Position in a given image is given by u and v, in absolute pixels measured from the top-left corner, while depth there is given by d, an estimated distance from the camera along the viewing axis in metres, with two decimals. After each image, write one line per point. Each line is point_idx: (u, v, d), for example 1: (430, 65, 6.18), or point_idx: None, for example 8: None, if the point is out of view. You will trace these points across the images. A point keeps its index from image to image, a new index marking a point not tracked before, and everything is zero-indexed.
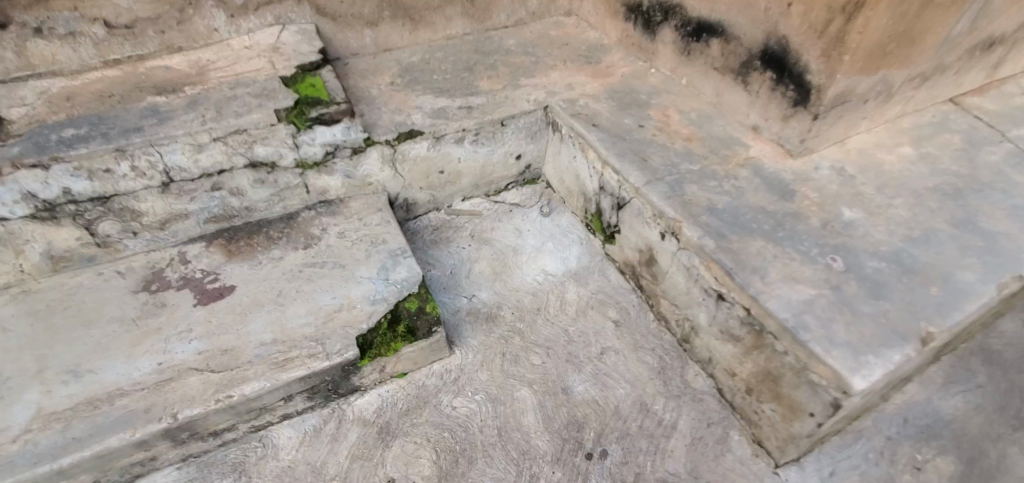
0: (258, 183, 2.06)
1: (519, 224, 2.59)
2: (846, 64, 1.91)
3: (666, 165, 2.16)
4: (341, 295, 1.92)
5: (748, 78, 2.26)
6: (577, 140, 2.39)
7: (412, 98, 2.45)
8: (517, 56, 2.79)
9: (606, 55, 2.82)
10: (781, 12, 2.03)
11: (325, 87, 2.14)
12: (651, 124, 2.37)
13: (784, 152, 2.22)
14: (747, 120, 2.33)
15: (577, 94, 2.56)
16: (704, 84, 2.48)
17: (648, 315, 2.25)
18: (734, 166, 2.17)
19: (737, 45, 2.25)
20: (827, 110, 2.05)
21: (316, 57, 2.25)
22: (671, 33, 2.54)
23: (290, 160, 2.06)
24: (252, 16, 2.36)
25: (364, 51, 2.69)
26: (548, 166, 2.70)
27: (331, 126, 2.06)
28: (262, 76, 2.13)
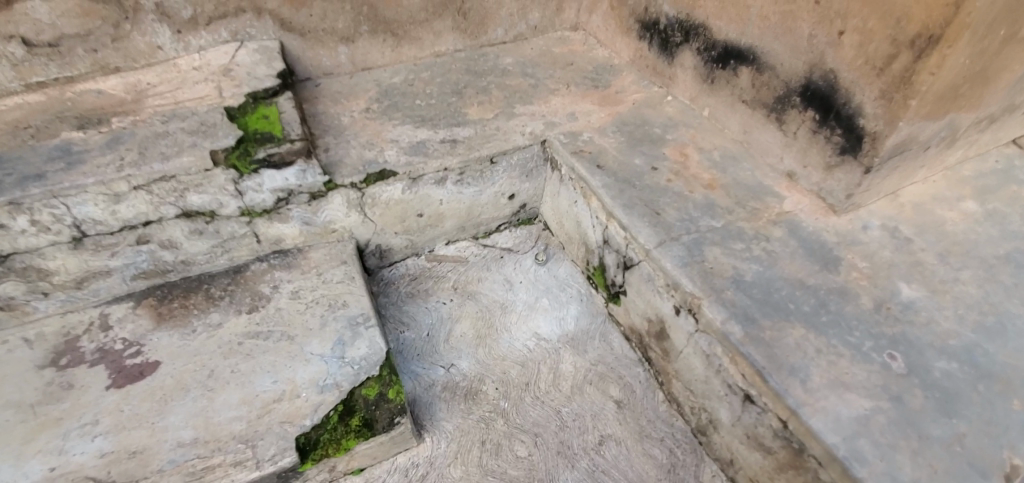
0: (195, 234, 1.75)
1: (510, 275, 2.24)
2: (912, 110, 1.54)
3: (683, 220, 1.80)
4: (284, 378, 1.59)
5: (784, 116, 1.89)
6: (577, 183, 2.04)
7: (387, 128, 2.11)
8: (513, 77, 2.43)
9: (615, 77, 2.46)
10: (830, 42, 1.67)
11: (279, 120, 1.80)
12: (666, 166, 2.01)
13: (826, 206, 1.84)
14: (780, 164, 1.96)
15: (580, 125, 2.20)
16: (729, 118, 2.12)
17: (656, 396, 1.90)
18: (764, 222, 1.80)
19: (771, 76, 1.89)
20: (882, 163, 1.67)
21: (273, 82, 1.91)
22: (692, 57, 2.18)
23: (232, 208, 1.74)
24: (203, 31, 2.04)
25: (339, 70, 2.35)
26: (545, 205, 2.34)
27: (282, 169, 1.73)
28: (205, 105, 1.80)
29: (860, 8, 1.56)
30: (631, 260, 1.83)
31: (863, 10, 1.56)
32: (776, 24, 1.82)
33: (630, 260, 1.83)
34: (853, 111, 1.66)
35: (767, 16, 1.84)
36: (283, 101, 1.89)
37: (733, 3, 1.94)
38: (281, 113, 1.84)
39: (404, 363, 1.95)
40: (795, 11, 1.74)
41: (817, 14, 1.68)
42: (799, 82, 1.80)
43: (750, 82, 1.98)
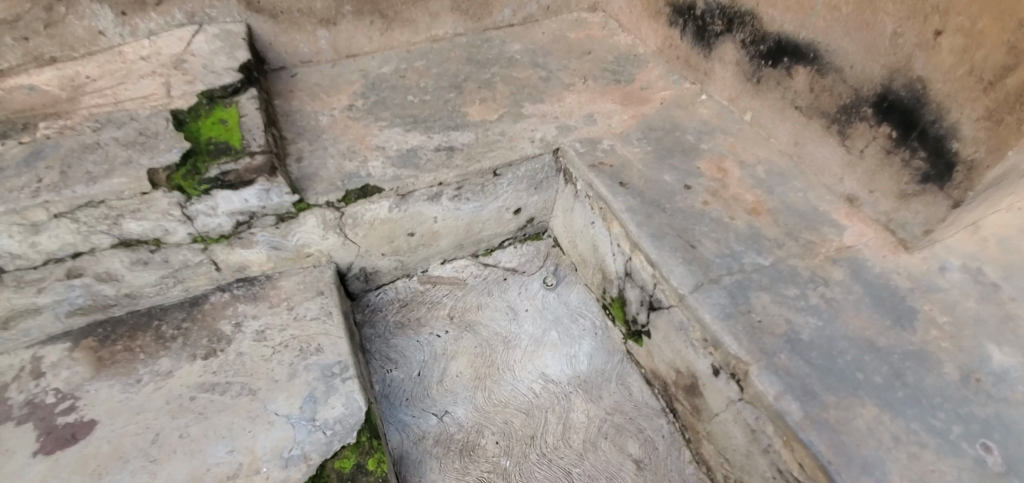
0: (138, 264, 1.46)
1: (514, 301, 1.96)
2: None
3: (723, 256, 1.51)
4: (242, 447, 1.32)
5: (849, 130, 1.57)
6: (595, 202, 1.73)
7: (372, 131, 1.79)
8: (521, 68, 2.09)
9: (640, 69, 2.11)
10: (920, 43, 1.34)
11: (238, 128, 1.49)
12: (701, 184, 1.70)
13: (895, 240, 1.54)
14: (839, 185, 1.65)
15: (600, 130, 1.87)
16: (777, 125, 1.79)
17: (682, 454, 1.64)
18: (820, 260, 1.51)
19: (836, 80, 1.56)
20: (976, 197, 1.36)
21: (233, 77, 1.59)
22: (735, 51, 1.84)
23: (182, 235, 1.45)
24: (153, 13, 1.71)
25: (319, 58, 2.02)
26: (556, 220, 2.04)
27: (240, 190, 1.43)
28: (150, 108, 1.50)
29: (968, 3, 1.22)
30: (659, 301, 1.54)
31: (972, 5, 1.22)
32: (847, 16, 1.48)
33: (657, 301, 1.54)
34: (943, 132, 1.35)
35: (837, 7, 1.50)
36: (244, 101, 1.58)
37: None
38: (241, 117, 1.53)
39: (390, 410, 1.68)
40: (874, 2, 1.41)
41: (905, 7, 1.35)
42: (873, 90, 1.47)
43: (808, 86, 1.65)
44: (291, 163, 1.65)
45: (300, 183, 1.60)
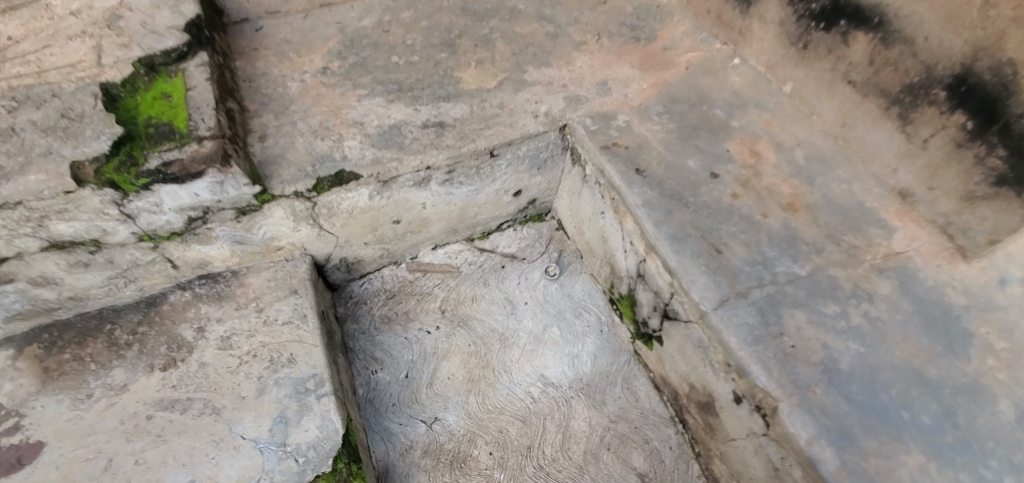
0: (78, 266, 1.29)
1: (513, 292, 1.78)
2: None
3: (753, 263, 1.30)
4: (203, 477, 1.18)
5: (912, 115, 1.32)
6: (606, 191, 1.50)
7: (349, 102, 1.54)
8: (524, 21, 1.78)
9: (664, 24, 1.80)
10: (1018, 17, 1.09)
11: (184, 105, 1.26)
12: (730, 173, 1.46)
13: (952, 246, 1.33)
14: (891, 178, 1.42)
15: (614, 102, 1.61)
16: (823, 101, 1.52)
17: (691, 469, 1.52)
18: (864, 270, 1.31)
19: (903, 53, 1.30)
20: None
21: (178, 38, 1.32)
22: (779, 9, 1.55)
23: (124, 235, 1.27)
24: None
25: (288, 8, 1.73)
26: (561, 202, 1.81)
27: (187, 184, 1.22)
28: (79, 82, 1.25)
29: None
30: (671, 308, 1.37)
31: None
32: None
33: (672, 312, 1.36)
34: None
35: None
36: (192, 70, 1.32)
37: None
38: (188, 91, 1.28)
39: (374, 417, 1.55)
40: None
41: None
42: (950, 70, 1.22)
43: (866, 57, 1.37)
44: (254, 143, 1.42)
45: (264, 168, 1.37)
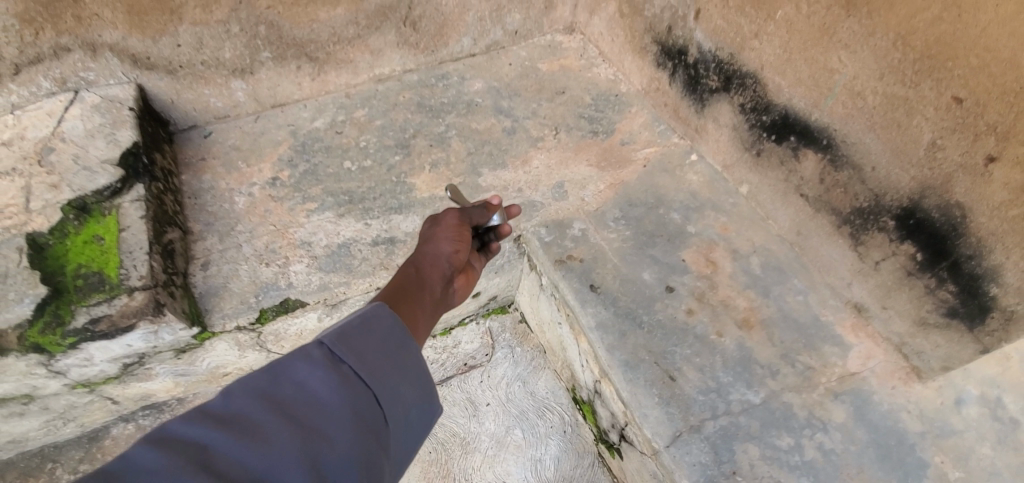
0: (12, 415, 1.29)
1: (475, 391, 1.74)
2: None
3: (707, 392, 1.30)
4: None
5: (863, 236, 1.31)
6: (561, 305, 1.49)
7: (297, 218, 1.49)
8: (482, 116, 1.75)
9: (621, 115, 1.78)
10: (925, 141, 1.10)
11: (116, 249, 1.22)
12: (686, 285, 1.45)
13: (907, 365, 1.33)
14: (845, 290, 1.42)
15: (571, 207, 1.58)
16: (779, 208, 1.50)
17: None
18: (819, 394, 1.30)
19: (853, 177, 1.27)
20: (996, 324, 1.13)
21: (111, 174, 1.29)
22: (731, 113, 1.52)
23: (56, 386, 1.25)
24: (10, 83, 1.35)
25: (236, 112, 1.66)
26: (522, 296, 1.76)
27: (117, 337, 1.17)
28: (19, 245, 1.19)
29: (994, 98, 0.97)
30: (626, 428, 1.38)
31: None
32: (873, 108, 1.17)
33: (627, 436, 1.38)
34: (950, 244, 1.14)
35: (862, 92, 1.17)
36: (127, 205, 1.28)
37: (808, 58, 1.25)
38: (121, 231, 1.24)
39: None
40: (910, 99, 1.09)
41: (951, 118, 1.05)
42: (899, 201, 1.20)
43: (817, 174, 1.36)
44: (195, 272, 1.37)
45: (207, 303, 1.33)
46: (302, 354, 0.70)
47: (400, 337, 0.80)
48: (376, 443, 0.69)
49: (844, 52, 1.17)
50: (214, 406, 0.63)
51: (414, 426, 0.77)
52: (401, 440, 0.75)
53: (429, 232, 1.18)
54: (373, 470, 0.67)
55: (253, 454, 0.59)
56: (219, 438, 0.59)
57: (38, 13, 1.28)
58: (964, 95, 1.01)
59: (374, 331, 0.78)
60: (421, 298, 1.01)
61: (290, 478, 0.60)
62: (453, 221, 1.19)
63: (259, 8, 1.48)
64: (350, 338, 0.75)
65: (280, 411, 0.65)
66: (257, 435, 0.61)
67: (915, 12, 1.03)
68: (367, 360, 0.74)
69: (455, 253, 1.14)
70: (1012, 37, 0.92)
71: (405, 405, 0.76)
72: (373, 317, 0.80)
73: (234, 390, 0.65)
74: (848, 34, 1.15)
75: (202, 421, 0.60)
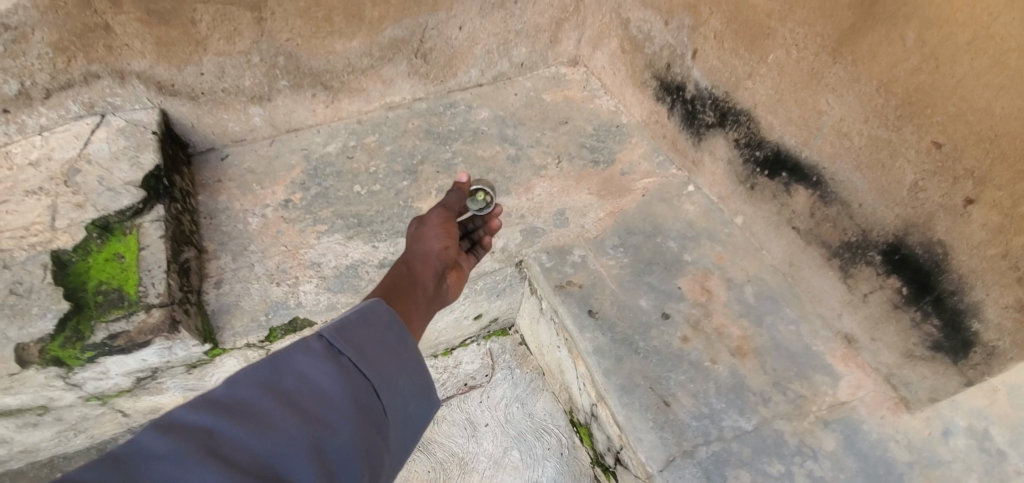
0: (26, 426, 1.34)
1: (474, 411, 1.76)
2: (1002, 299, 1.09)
3: (700, 418, 1.34)
4: None
5: (852, 270, 1.36)
6: (560, 329, 1.54)
7: (307, 240, 1.55)
8: (487, 143, 1.82)
9: (622, 146, 1.85)
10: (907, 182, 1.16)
11: (135, 267, 1.28)
12: (681, 313, 1.49)
13: (895, 396, 1.36)
14: (836, 321, 1.46)
15: (572, 234, 1.64)
16: (772, 239, 1.56)
17: None
18: (809, 422, 1.33)
19: (841, 213, 1.33)
20: (978, 358, 1.18)
21: (134, 195, 1.36)
22: (726, 147, 1.58)
23: (71, 398, 1.30)
24: (41, 107, 1.42)
25: (253, 136, 1.73)
26: (523, 318, 1.81)
27: (133, 352, 1.23)
28: (43, 262, 1.25)
29: (970, 145, 1.03)
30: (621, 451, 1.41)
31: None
32: (860, 149, 1.23)
33: (623, 460, 1.41)
34: (934, 280, 1.19)
35: (848, 134, 1.24)
36: (147, 225, 1.35)
37: (798, 99, 1.32)
38: (141, 250, 1.30)
39: None
40: (893, 142, 1.16)
41: (931, 161, 1.11)
42: (884, 237, 1.26)
43: (808, 208, 1.42)
44: (208, 290, 1.42)
45: (219, 320, 1.38)
46: (303, 347, 0.75)
47: (396, 332, 0.85)
48: (374, 431, 0.74)
49: (831, 95, 1.24)
50: (220, 395, 0.67)
51: (410, 415, 0.82)
52: (397, 429, 0.80)
53: (418, 231, 1.25)
54: (372, 456, 0.72)
55: (257, 440, 0.63)
56: (225, 425, 0.63)
57: (71, 42, 1.35)
58: (943, 141, 1.07)
59: (372, 325, 0.83)
60: (414, 293, 1.08)
61: (295, 461, 0.64)
62: (440, 219, 1.26)
63: (279, 40, 1.56)
64: (348, 332, 0.79)
65: (282, 400, 0.69)
66: (261, 422, 0.65)
67: (896, 62, 1.10)
68: (365, 353, 0.79)
69: (445, 250, 1.21)
70: (985, 89, 0.98)
71: (401, 396, 0.81)
72: (371, 312, 0.85)
73: (239, 381, 0.69)
74: (834, 80, 1.22)
75: (208, 410, 0.64)
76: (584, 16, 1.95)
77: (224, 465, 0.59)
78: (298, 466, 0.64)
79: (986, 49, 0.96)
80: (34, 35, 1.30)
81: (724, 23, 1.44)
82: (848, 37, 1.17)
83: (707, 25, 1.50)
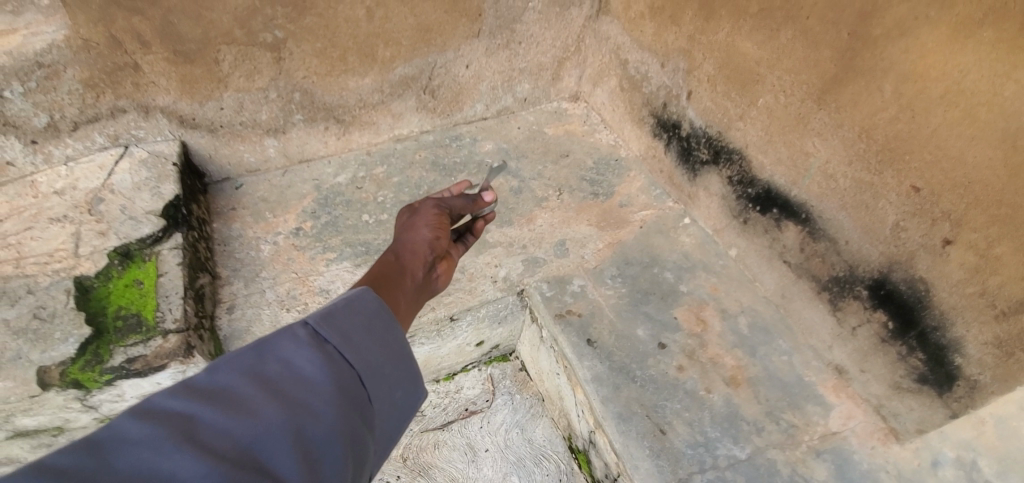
0: (42, 446, 1.40)
1: (474, 437, 1.79)
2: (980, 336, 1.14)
3: (695, 446, 1.38)
4: None
5: (841, 303, 1.42)
6: (560, 357, 1.59)
7: (317, 267, 1.61)
8: (491, 175, 1.89)
9: (621, 179, 1.92)
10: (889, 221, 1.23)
11: (154, 293, 1.34)
12: (677, 342, 1.54)
13: (885, 427, 1.40)
14: (827, 352, 1.51)
15: (572, 264, 1.70)
16: (765, 271, 1.61)
17: None
18: (801, 452, 1.37)
19: (830, 248, 1.39)
20: (963, 393, 1.22)
21: (154, 223, 1.42)
22: (720, 183, 1.66)
23: (86, 420, 1.35)
24: (68, 139, 1.49)
25: (267, 166, 1.81)
26: (523, 345, 1.86)
27: (149, 376, 1.27)
28: (67, 287, 1.30)
29: (946, 189, 1.10)
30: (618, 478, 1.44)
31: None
32: (845, 189, 1.30)
33: None
34: (917, 316, 1.24)
35: (834, 175, 1.31)
36: (166, 252, 1.41)
37: (786, 141, 1.40)
38: (159, 277, 1.36)
39: None
40: (875, 185, 1.23)
41: (911, 204, 1.18)
42: (870, 272, 1.32)
43: (798, 243, 1.48)
44: (221, 315, 1.48)
45: (231, 345, 1.43)
46: (287, 334, 0.73)
47: (384, 320, 0.83)
48: (358, 418, 0.71)
49: (817, 139, 1.32)
50: (200, 381, 0.65)
51: (399, 404, 0.80)
52: (384, 418, 0.77)
53: (409, 222, 1.23)
54: (356, 444, 0.70)
55: (238, 424, 0.61)
56: (204, 410, 0.61)
57: (101, 80, 1.43)
58: (921, 185, 1.14)
59: (358, 312, 0.81)
60: (402, 282, 1.05)
61: (276, 447, 0.62)
62: (431, 211, 1.25)
63: (296, 78, 1.65)
64: (335, 319, 0.77)
65: (265, 386, 0.67)
66: (242, 407, 0.63)
67: (876, 110, 1.18)
68: (351, 340, 0.76)
69: (436, 239, 1.19)
70: (957, 139, 1.06)
71: (389, 385, 0.78)
72: (358, 300, 0.83)
73: (220, 368, 0.67)
74: (820, 124, 1.30)
75: (186, 396, 0.62)
76: (585, 55, 2.05)
77: (201, 449, 0.57)
78: (278, 451, 0.62)
79: (958, 103, 1.04)
80: (66, 73, 1.38)
81: (716, 68, 1.53)
82: (831, 86, 1.25)
83: (701, 69, 1.58)
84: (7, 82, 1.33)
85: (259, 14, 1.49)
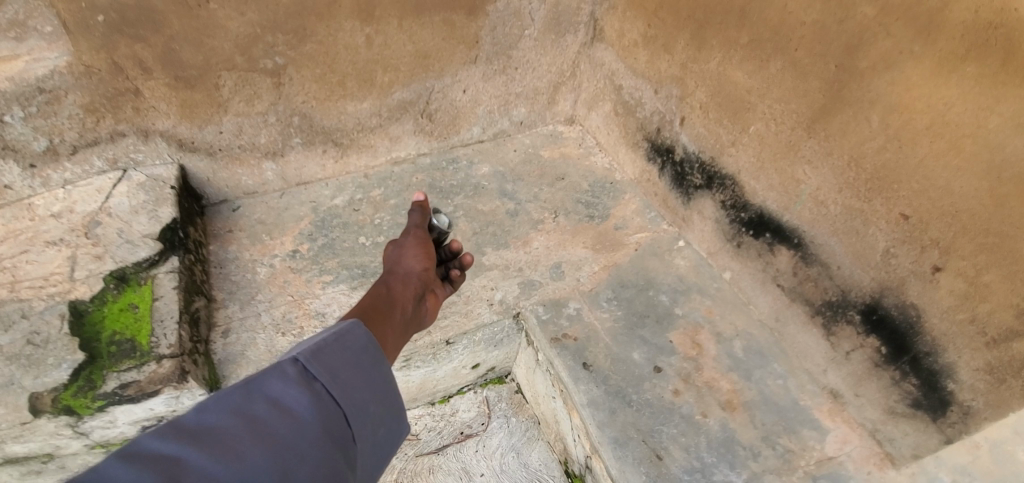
0: (32, 472, 1.38)
1: (470, 461, 1.78)
2: (974, 362, 1.15)
3: (689, 471, 1.37)
4: None
5: (835, 328, 1.43)
6: (557, 380, 1.58)
7: (313, 290, 1.60)
8: (488, 198, 1.90)
9: (616, 202, 1.94)
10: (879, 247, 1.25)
11: (148, 317, 1.33)
12: (673, 366, 1.54)
13: (881, 451, 1.40)
14: (822, 377, 1.51)
15: (567, 287, 1.70)
16: (759, 294, 1.63)
17: None
18: (797, 477, 1.37)
19: (822, 273, 1.41)
20: (959, 419, 1.22)
21: (151, 247, 1.43)
22: (713, 207, 1.68)
23: (77, 446, 1.33)
24: (67, 163, 1.50)
25: (264, 188, 1.82)
26: (519, 368, 1.86)
27: (142, 401, 1.26)
28: (61, 312, 1.30)
29: (936, 214, 1.12)
30: None
31: (1015, 190, 0.98)
32: (836, 215, 1.32)
33: None
34: (911, 341, 1.25)
35: (824, 202, 1.34)
36: (162, 276, 1.41)
37: (778, 168, 1.43)
38: (155, 301, 1.36)
39: None
40: (865, 212, 1.26)
41: (900, 231, 1.20)
42: (862, 297, 1.33)
43: (791, 268, 1.49)
44: (216, 339, 1.47)
45: (225, 369, 1.43)
46: (275, 374, 0.73)
47: (372, 355, 0.84)
48: (343, 459, 0.71)
49: (807, 166, 1.35)
50: (187, 422, 0.65)
51: (381, 441, 0.80)
52: (367, 457, 0.78)
53: (397, 252, 1.26)
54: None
55: (223, 468, 0.61)
56: (192, 453, 0.61)
57: (102, 105, 1.45)
58: (910, 213, 1.17)
59: (348, 347, 0.81)
60: (392, 314, 1.05)
61: None
62: (416, 239, 1.28)
63: (297, 102, 1.67)
64: (325, 355, 0.78)
65: (251, 426, 0.67)
66: (227, 449, 0.63)
67: (864, 140, 1.20)
68: (339, 377, 0.77)
69: (425, 271, 1.22)
70: (944, 171, 1.08)
71: (374, 422, 0.79)
72: (348, 334, 0.84)
73: (208, 408, 0.67)
74: (810, 152, 1.33)
75: (173, 437, 0.62)
76: (580, 80, 2.09)
77: None
78: None
79: (943, 134, 1.06)
80: (67, 98, 1.40)
81: (708, 96, 1.56)
82: (820, 115, 1.28)
83: (694, 96, 1.61)
84: (8, 108, 1.34)
85: (261, 41, 1.51)
